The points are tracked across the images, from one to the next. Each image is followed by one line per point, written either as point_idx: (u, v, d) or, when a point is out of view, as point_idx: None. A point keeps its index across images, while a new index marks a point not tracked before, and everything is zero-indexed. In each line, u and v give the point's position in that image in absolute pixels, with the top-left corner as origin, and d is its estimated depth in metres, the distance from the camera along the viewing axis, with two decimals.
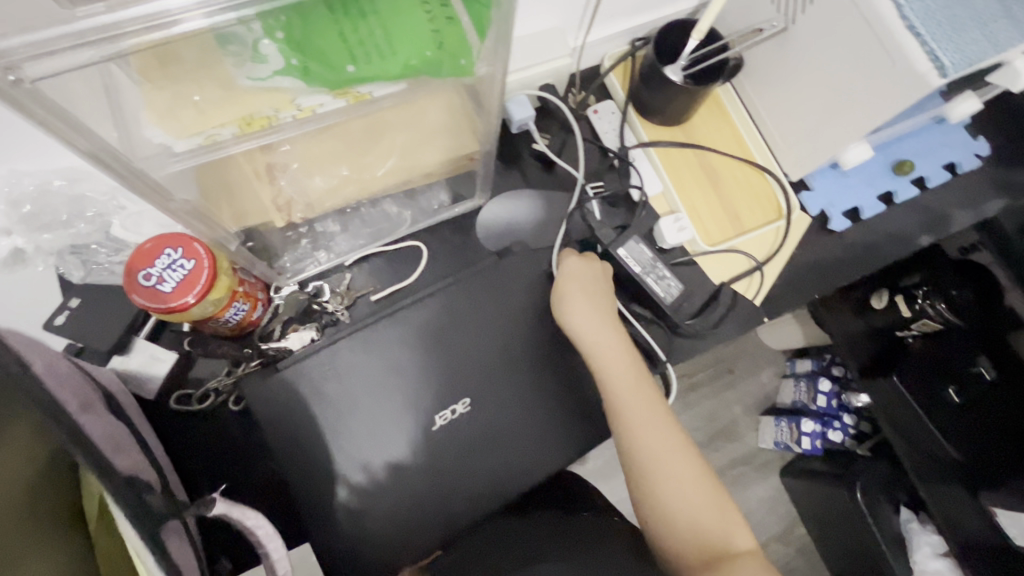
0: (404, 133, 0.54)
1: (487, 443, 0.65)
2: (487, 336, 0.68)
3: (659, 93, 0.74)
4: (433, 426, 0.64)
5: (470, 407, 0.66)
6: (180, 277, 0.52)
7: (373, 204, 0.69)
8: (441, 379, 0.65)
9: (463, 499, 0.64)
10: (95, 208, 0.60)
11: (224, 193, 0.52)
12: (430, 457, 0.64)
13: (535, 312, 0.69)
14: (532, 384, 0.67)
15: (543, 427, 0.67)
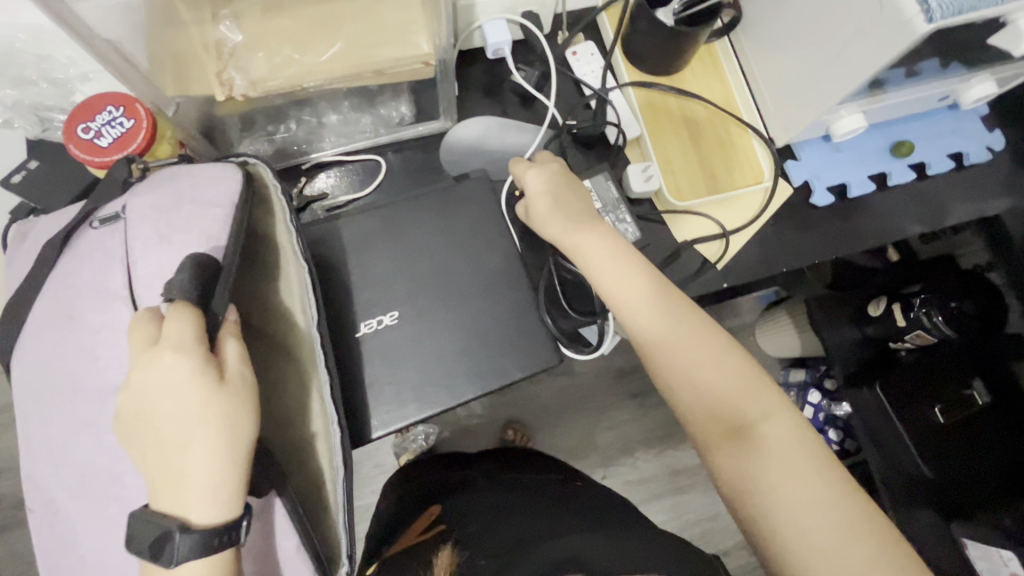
0: (354, 23, 0.54)
1: (412, 357, 0.64)
2: (450, 258, 0.67)
3: (644, 36, 0.71)
4: (358, 333, 0.64)
5: (398, 320, 0.65)
6: (117, 134, 0.54)
7: (337, 108, 0.68)
8: (375, 287, 0.65)
9: (379, 413, 0.63)
10: (60, 72, 0.62)
11: (172, 60, 0.53)
12: (419, 387, 0.64)
13: (485, 240, 0.68)
14: (474, 301, 0.66)
15: (496, 353, 0.66)
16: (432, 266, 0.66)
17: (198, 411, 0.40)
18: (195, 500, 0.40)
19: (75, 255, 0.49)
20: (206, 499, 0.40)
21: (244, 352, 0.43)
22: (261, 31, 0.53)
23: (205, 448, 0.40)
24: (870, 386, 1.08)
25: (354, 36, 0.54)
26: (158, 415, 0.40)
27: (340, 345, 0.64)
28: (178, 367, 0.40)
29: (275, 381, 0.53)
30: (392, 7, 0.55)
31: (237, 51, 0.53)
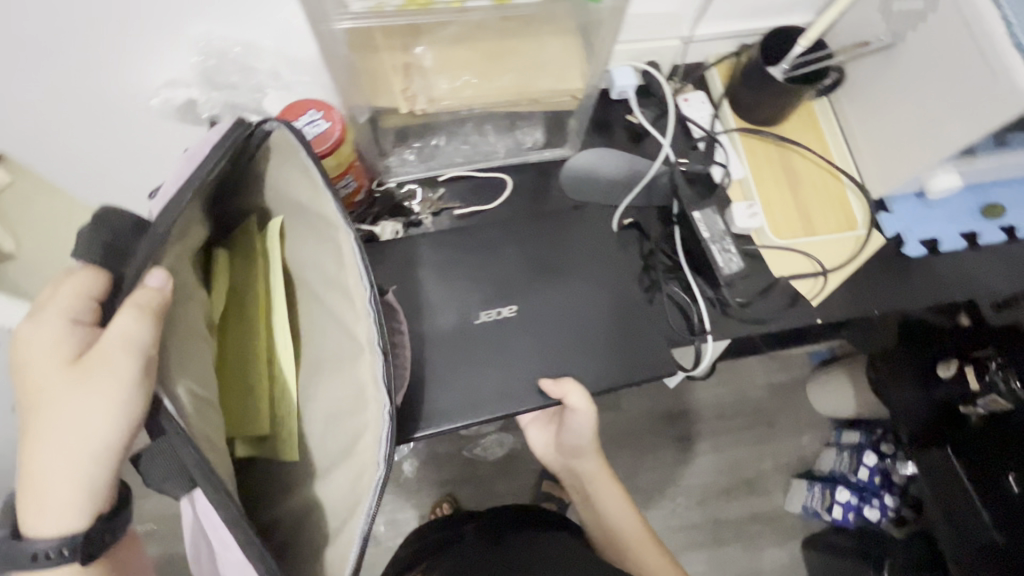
0: (522, 58, 0.63)
1: (519, 348, 0.70)
2: (560, 261, 0.74)
3: (755, 89, 0.79)
4: (476, 318, 0.71)
5: (514, 313, 0.71)
6: (315, 132, 0.64)
7: (478, 128, 0.77)
8: (492, 278, 0.73)
9: (482, 397, 0.68)
10: (258, 79, 0.73)
11: (368, 76, 0.63)
12: (523, 375, 0.69)
13: (588, 250, 0.75)
14: (578, 307, 0.72)
15: (594, 352, 0.71)
16: (542, 270, 0.74)
17: (66, 380, 0.45)
18: (45, 491, 0.44)
19: None
20: (60, 496, 0.44)
21: (133, 328, 0.44)
22: (446, 59, 0.62)
23: (67, 417, 0.44)
24: (941, 447, 1.08)
25: (519, 69, 0.63)
26: (40, 388, 0.45)
27: (459, 330, 0.71)
28: (58, 338, 0.46)
29: (342, 374, 0.61)
30: (554, 46, 0.64)
31: (423, 72, 0.62)
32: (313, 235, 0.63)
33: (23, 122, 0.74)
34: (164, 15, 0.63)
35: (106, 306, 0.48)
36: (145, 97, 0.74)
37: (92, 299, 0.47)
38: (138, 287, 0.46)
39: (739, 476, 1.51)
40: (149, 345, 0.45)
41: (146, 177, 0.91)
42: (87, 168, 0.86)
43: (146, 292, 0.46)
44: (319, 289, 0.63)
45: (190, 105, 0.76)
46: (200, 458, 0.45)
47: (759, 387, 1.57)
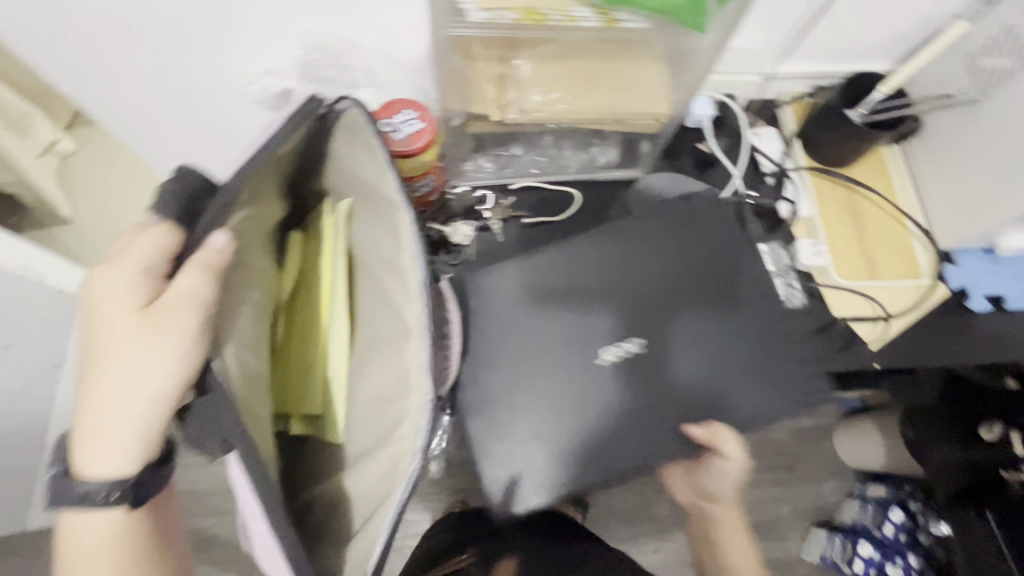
0: (614, 80, 0.65)
1: (653, 382, 0.69)
2: (686, 294, 0.73)
3: (831, 131, 0.79)
4: (607, 362, 0.70)
5: (643, 347, 0.70)
6: (410, 131, 0.67)
7: (555, 142, 0.80)
8: (612, 306, 0.72)
9: (621, 440, 0.68)
10: (352, 75, 0.77)
11: (465, 83, 0.65)
12: (658, 409, 0.69)
13: (708, 284, 0.73)
14: (711, 340, 0.71)
15: (727, 391, 0.70)
16: (663, 299, 0.72)
17: (130, 328, 0.45)
18: (93, 435, 0.44)
19: None
20: (108, 443, 0.44)
21: (196, 284, 0.45)
22: (543, 74, 0.64)
23: (126, 364, 0.44)
24: (979, 511, 1.03)
25: (609, 91, 0.65)
26: (99, 333, 0.45)
27: (585, 360, 0.70)
28: (124, 286, 0.46)
29: (385, 360, 0.59)
30: (647, 71, 0.66)
31: (518, 83, 0.65)
32: (377, 214, 0.61)
33: (129, 93, 0.78)
34: (281, 7, 0.67)
35: (173, 263, 0.47)
36: (244, 81, 0.78)
37: (164, 253, 0.47)
38: (201, 246, 0.46)
39: (757, 519, 1.47)
40: (209, 302, 0.45)
41: (225, 156, 0.95)
42: (174, 142, 0.90)
43: (207, 251, 0.45)
44: (375, 270, 0.61)
45: (284, 92, 0.79)
46: (236, 422, 0.43)
47: (784, 430, 1.54)
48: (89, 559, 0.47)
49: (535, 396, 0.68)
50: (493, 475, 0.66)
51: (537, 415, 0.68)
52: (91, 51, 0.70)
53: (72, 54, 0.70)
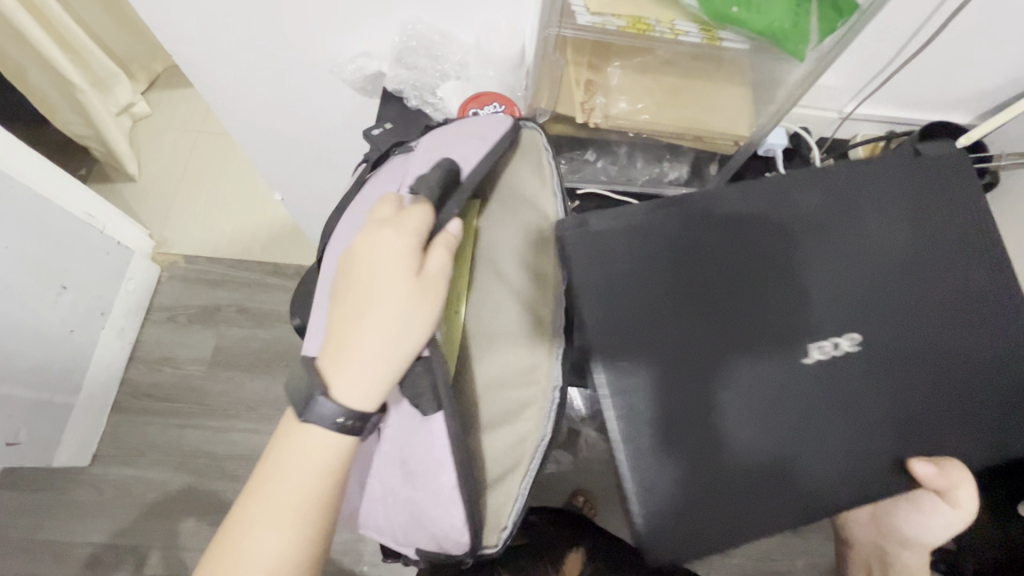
0: (699, 100, 0.67)
1: (870, 385, 0.59)
2: (905, 281, 0.61)
3: None
4: (809, 361, 0.58)
5: (859, 342, 0.59)
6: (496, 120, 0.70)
7: (629, 154, 0.82)
8: (836, 308, 0.59)
9: (838, 473, 0.58)
10: (443, 67, 0.80)
11: (557, 84, 0.68)
12: (865, 413, 0.58)
13: (915, 272, 0.61)
14: (926, 345, 0.60)
15: (940, 397, 0.59)
16: (890, 300, 0.60)
17: (389, 288, 0.49)
18: (345, 371, 0.48)
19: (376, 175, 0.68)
20: (355, 378, 0.48)
21: (446, 263, 0.51)
22: (631, 86, 0.67)
23: (378, 320, 0.48)
24: None
25: (695, 107, 0.67)
26: (354, 288, 0.50)
27: (797, 376, 0.58)
28: (387, 250, 0.49)
29: (508, 346, 0.61)
30: (732, 95, 0.68)
31: (606, 90, 0.68)
32: (511, 197, 0.63)
33: (234, 63, 0.84)
34: None
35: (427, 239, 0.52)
36: (340, 62, 0.82)
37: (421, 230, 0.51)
38: (443, 230, 0.53)
39: None
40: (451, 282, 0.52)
41: (309, 133, 0.99)
42: (263, 114, 0.95)
43: (451, 235, 0.53)
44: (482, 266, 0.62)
45: (377, 76, 0.83)
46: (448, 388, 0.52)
47: None
48: (299, 471, 0.51)
49: (745, 410, 0.57)
50: (684, 508, 0.56)
51: (749, 428, 0.57)
52: (210, 20, 0.75)
53: (194, 21, 0.76)
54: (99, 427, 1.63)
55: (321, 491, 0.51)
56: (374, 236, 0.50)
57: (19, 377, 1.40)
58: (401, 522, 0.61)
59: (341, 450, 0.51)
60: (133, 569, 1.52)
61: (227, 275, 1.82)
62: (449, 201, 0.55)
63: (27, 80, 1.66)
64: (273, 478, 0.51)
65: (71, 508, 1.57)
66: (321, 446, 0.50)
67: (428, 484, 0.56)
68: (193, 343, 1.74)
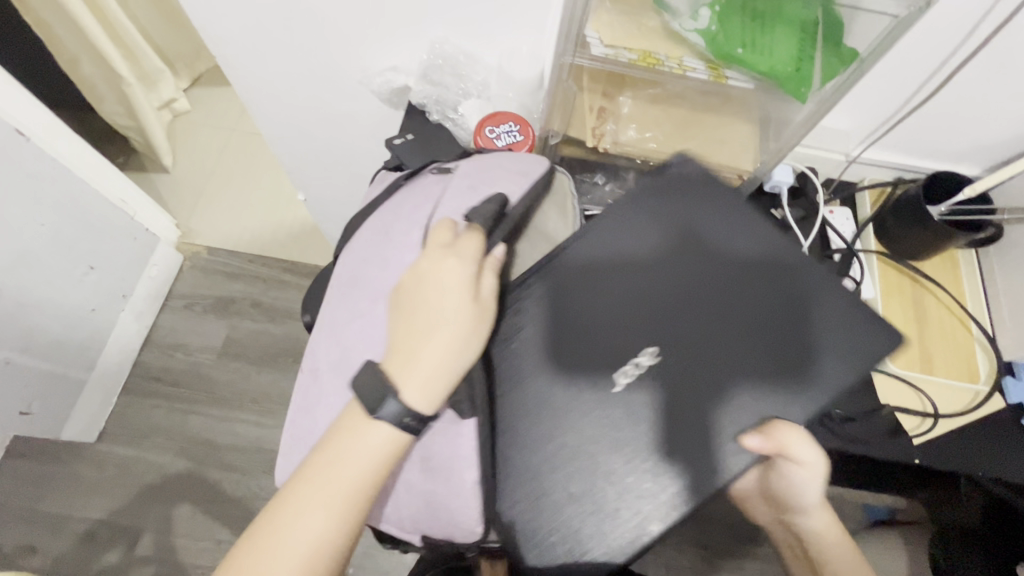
0: (705, 133, 0.70)
1: (663, 397, 0.61)
2: (708, 298, 0.62)
3: (906, 221, 0.81)
4: (617, 389, 0.62)
5: (655, 356, 0.62)
6: (510, 141, 0.74)
7: None
8: (634, 328, 0.62)
9: (680, 456, 0.61)
10: (466, 86, 0.85)
11: (570, 109, 0.72)
12: (667, 423, 0.61)
13: (717, 290, 0.63)
14: (732, 351, 0.62)
15: (750, 398, 0.62)
16: (675, 312, 0.62)
17: (451, 307, 0.55)
18: (414, 379, 0.54)
19: (412, 189, 0.72)
20: (422, 385, 0.53)
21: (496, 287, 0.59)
22: (641, 116, 0.71)
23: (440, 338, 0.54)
24: None
25: (700, 140, 0.70)
26: (420, 310, 0.56)
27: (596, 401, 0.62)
28: (451, 276, 0.56)
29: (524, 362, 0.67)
30: (737, 131, 0.71)
31: (617, 117, 0.71)
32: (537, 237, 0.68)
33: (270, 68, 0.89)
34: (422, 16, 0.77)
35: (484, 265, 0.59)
36: (370, 75, 0.87)
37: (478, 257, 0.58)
38: (495, 255, 0.60)
39: None
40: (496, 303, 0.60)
41: (335, 139, 1.04)
42: (293, 117, 1.01)
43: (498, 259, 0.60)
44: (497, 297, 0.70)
45: (403, 89, 0.88)
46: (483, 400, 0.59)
47: None
48: (354, 466, 0.54)
49: (563, 434, 0.62)
50: (567, 523, 0.61)
51: (568, 440, 0.62)
52: (254, 28, 0.81)
53: (237, 27, 0.81)
54: (108, 405, 1.68)
55: (371, 483, 0.54)
56: (442, 264, 0.56)
57: (38, 349, 1.46)
58: (411, 514, 0.64)
59: (394, 453, 0.55)
60: (125, 548, 1.54)
61: (246, 270, 1.88)
62: (497, 232, 0.62)
63: (80, 71, 1.76)
64: (328, 469, 0.53)
65: (72, 481, 1.60)
66: (378, 447, 0.54)
67: (450, 479, 0.60)
68: (207, 332, 1.79)
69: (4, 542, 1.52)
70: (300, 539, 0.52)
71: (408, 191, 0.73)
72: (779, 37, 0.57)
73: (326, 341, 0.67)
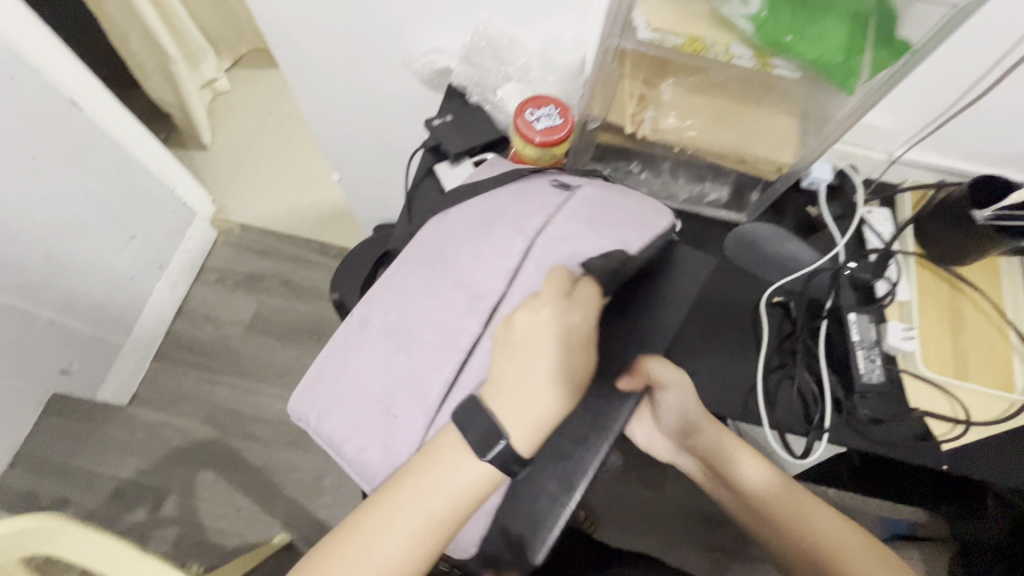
0: (746, 124, 0.70)
1: None
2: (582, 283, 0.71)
3: (948, 224, 0.79)
4: None
5: None
6: (550, 124, 0.74)
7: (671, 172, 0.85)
8: None
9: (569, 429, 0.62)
10: (507, 70, 0.86)
11: (610, 94, 0.72)
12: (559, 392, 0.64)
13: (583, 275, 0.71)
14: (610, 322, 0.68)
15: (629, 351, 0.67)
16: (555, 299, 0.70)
17: (563, 364, 0.52)
18: (522, 426, 0.51)
19: (523, 193, 0.70)
20: (526, 433, 0.51)
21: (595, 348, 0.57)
22: (681, 103, 0.70)
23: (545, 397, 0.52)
24: None
25: (741, 132, 0.70)
26: (535, 365, 0.52)
27: None
28: (575, 337, 0.53)
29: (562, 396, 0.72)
30: (779, 122, 0.70)
31: (657, 105, 0.71)
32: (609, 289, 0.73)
33: (316, 47, 0.92)
34: None
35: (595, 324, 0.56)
36: (413, 56, 0.88)
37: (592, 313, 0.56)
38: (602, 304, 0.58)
39: None
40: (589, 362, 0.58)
41: (373, 120, 1.06)
42: (334, 98, 1.03)
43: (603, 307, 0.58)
44: None
45: (445, 71, 0.89)
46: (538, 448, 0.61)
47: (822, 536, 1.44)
48: (434, 499, 0.52)
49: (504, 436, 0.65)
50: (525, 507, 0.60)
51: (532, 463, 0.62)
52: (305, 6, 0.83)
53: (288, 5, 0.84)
54: (141, 371, 1.74)
55: (450, 519, 0.52)
56: (559, 322, 0.53)
57: (81, 311, 1.53)
58: None
59: (473, 499, 0.52)
60: (150, 508, 1.60)
61: (276, 248, 1.93)
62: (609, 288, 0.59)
63: (129, 47, 1.82)
64: (405, 508, 0.52)
65: (104, 441, 1.67)
66: (459, 490, 0.52)
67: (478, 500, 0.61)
68: (236, 306, 1.85)
69: (39, 494, 1.60)
70: (367, 566, 0.50)
71: (513, 191, 0.71)
72: (830, 26, 0.56)
73: (388, 301, 0.69)
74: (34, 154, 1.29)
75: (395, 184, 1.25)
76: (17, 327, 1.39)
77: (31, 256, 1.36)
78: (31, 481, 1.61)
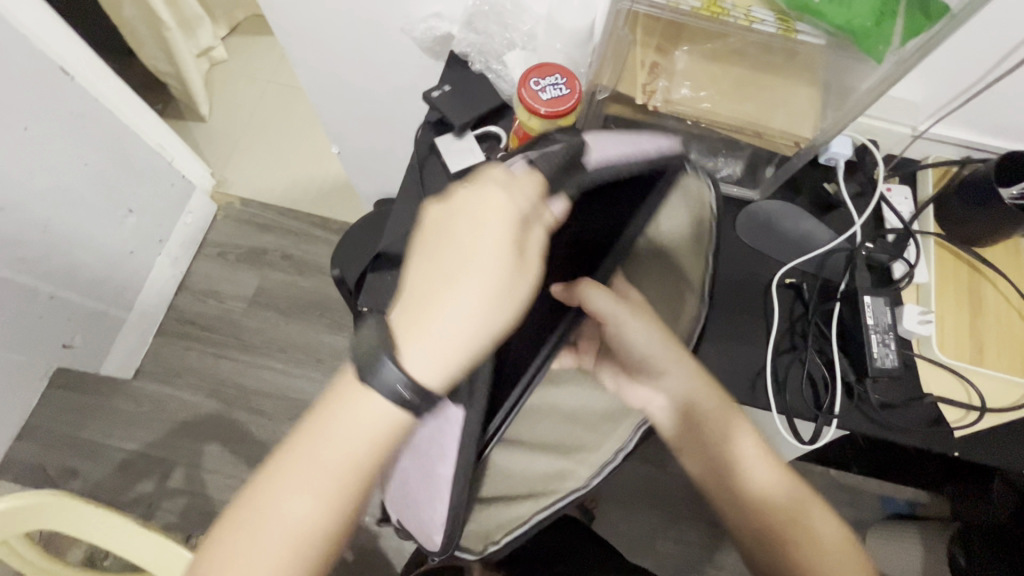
0: (763, 96, 0.66)
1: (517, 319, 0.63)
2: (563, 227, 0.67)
3: (970, 203, 0.75)
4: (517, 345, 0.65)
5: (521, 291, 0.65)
6: (556, 94, 0.70)
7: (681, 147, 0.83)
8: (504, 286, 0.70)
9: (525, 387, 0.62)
10: (511, 36, 0.82)
11: (620, 62, 0.68)
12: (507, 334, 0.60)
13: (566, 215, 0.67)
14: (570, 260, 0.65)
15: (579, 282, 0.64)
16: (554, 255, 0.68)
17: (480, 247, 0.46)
18: (415, 330, 0.46)
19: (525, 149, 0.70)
20: (434, 363, 0.46)
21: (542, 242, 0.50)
22: (694, 72, 0.66)
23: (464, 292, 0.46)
24: None
25: (759, 103, 0.66)
26: (453, 251, 0.47)
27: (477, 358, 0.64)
28: (493, 210, 0.47)
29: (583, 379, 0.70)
30: (798, 94, 0.66)
31: (670, 74, 0.67)
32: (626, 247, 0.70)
33: (312, 13, 0.87)
34: None
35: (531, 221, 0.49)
36: (413, 21, 0.84)
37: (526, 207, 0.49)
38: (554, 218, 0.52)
39: None
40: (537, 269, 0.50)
41: (373, 90, 1.02)
42: (332, 66, 0.99)
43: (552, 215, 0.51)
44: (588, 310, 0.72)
45: (447, 37, 0.85)
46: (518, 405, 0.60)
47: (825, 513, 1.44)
48: (346, 435, 0.46)
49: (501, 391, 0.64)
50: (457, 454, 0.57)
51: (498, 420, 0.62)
52: None
53: None
54: (145, 344, 1.74)
55: (366, 462, 0.47)
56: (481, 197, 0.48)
57: (82, 285, 1.51)
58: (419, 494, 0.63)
59: (385, 437, 0.47)
60: (157, 480, 1.63)
61: (278, 222, 1.90)
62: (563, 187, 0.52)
63: (122, 13, 1.76)
64: (310, 466, 0.46)
65: (110, 414, 1.68)
66: (372, 424, 0.46)
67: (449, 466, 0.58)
68: (239, 280, 1.83)
69: (48, 465, 1.62)
70: (282, 528, 0.45)
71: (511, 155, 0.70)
72: None
73: None
74: (27, 125, 1.26)
75: (396, 156, 1.21)
76: (18, 301, 1.38)
77: (28, 228, 1.34)
78: (41, 452, 1.63)
